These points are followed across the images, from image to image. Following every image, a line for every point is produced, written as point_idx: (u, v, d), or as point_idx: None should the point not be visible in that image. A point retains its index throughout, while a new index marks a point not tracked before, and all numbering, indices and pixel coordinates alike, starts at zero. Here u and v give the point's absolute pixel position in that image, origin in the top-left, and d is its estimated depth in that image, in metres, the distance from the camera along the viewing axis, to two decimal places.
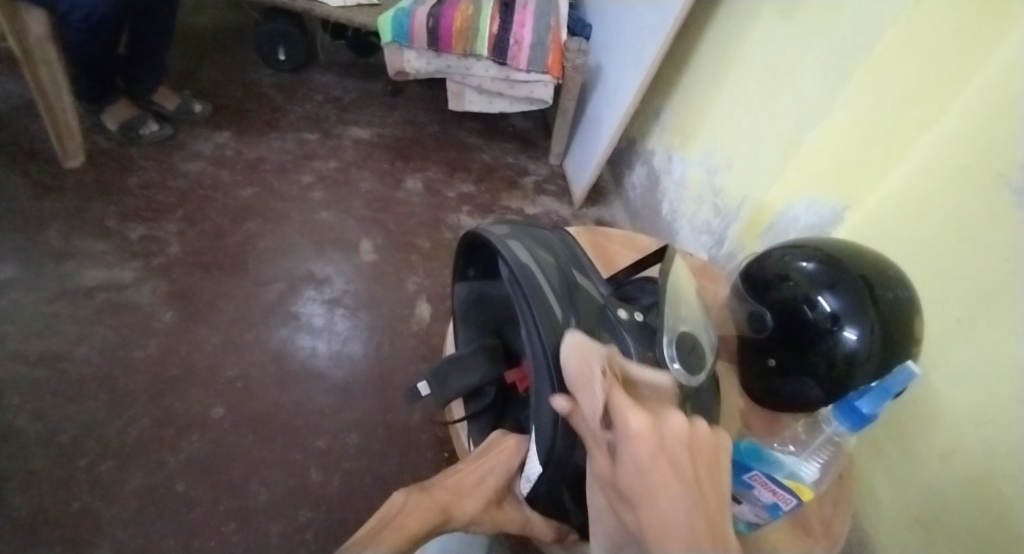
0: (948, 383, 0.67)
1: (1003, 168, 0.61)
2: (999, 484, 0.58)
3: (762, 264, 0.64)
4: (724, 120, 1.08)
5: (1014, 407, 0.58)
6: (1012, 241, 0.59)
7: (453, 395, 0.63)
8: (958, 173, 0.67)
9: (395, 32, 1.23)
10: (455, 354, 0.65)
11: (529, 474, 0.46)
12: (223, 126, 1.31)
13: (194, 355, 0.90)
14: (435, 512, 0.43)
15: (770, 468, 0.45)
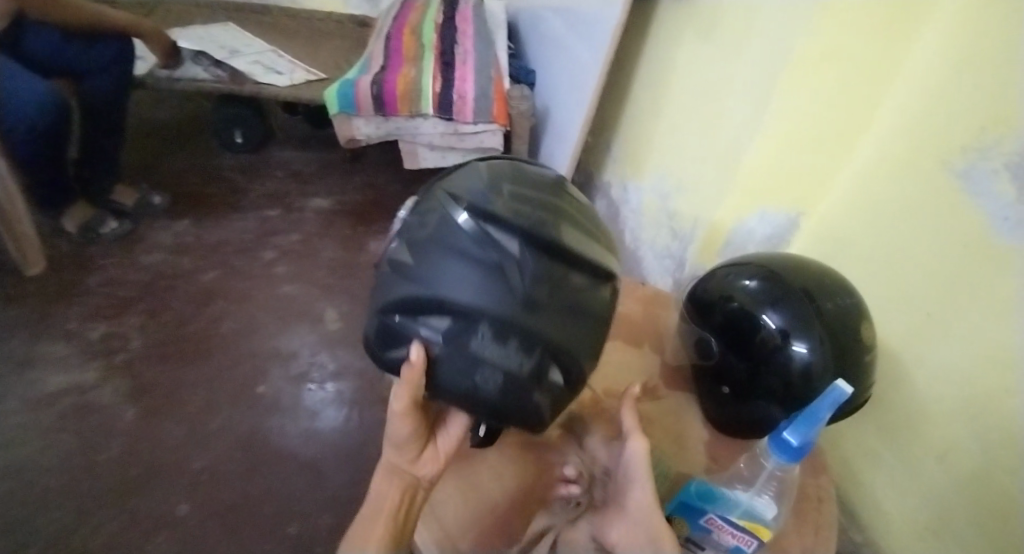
0: (933, 380, 0.66)
1: (948, 155, 0.62)
2: (1005, 482, 0.57)
3: (706, 285, 0.62)
4: (667, 145, 1.10)
5: (998, 395, 0.58)
6: (965, 228, 0.60)
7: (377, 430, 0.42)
8: (906, 168, 0.68)
9: (342, 103, 1.27)
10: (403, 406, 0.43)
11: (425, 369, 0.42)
12: (185, 213, 1.33)
13: (157, 452, 0.88)
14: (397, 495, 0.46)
15: (723, 508, 0.43)
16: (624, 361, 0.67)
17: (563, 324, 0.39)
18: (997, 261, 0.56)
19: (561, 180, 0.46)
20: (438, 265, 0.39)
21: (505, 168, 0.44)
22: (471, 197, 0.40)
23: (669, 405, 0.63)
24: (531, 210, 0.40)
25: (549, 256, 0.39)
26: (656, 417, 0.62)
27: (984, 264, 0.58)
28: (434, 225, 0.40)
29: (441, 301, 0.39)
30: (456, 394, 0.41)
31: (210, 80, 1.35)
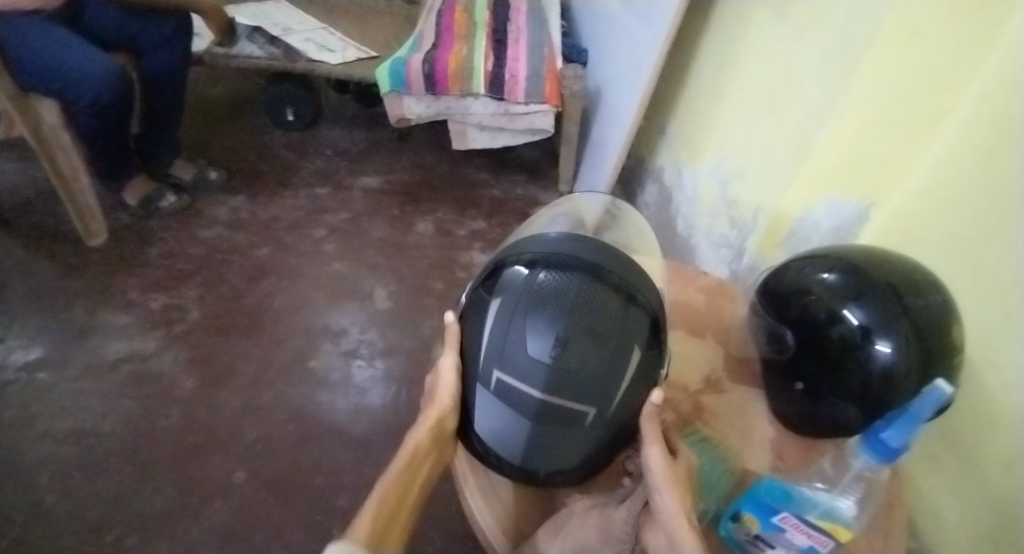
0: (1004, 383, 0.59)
1: None
2: None
3: (781, 277, 0.59)
4: (730, 128, 1.04)
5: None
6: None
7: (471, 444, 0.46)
8: (993, 156, 0.61)
9: (393, 81, 1.26)
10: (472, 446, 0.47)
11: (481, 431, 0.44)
12: (238, 190, 1.36)
13: (213, 421, 0.91)
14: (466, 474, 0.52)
15: (800, 508, 0.42)
16: (688, 351, 0.64)
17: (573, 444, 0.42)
18: None
19: (640, 326, 0.42)
20: (484, 413, 0.43)
21: (575, 331, 0.39)
22: (526, 378, 0.40)
23: (733, 399, 0.61)
24: (580, 414, 0.40)
25: (574, 460, 0.43)
26: (720, 410, 0.59)
27: None
28: (488, 375, 0.42)
29: (494, 394, 0.42)
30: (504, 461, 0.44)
31: (264, 57, 1.37)
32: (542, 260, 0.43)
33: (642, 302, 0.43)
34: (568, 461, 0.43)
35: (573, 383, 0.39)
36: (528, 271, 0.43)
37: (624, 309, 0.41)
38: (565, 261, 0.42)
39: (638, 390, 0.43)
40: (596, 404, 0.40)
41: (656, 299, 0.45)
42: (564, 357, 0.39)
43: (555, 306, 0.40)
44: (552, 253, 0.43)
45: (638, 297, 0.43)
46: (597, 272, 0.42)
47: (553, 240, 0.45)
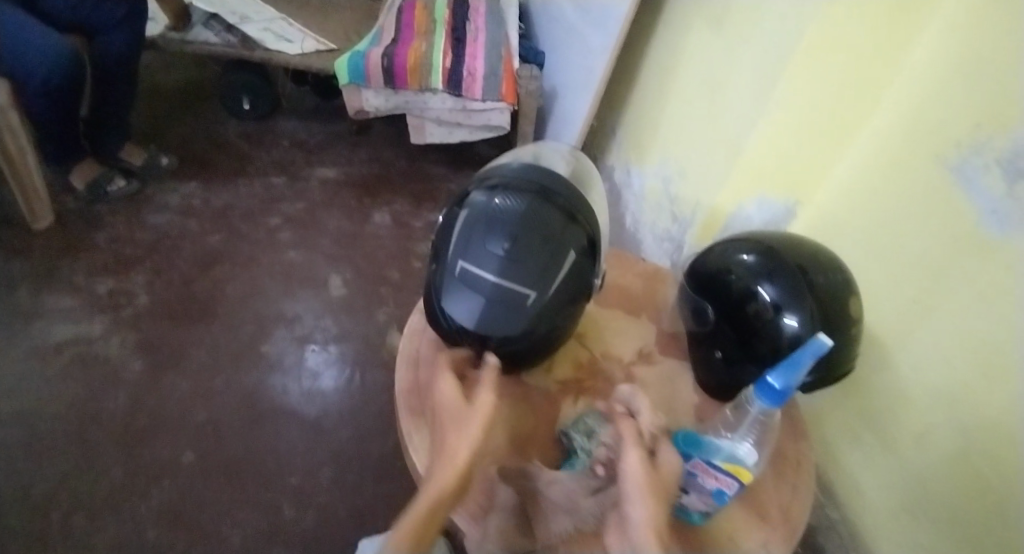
0: (913, 368, 0.75)
1: (940, 152, 0.67)
2: (981, 466, 0.65)
3: (707, 259, 0.65)
4: (672, 130, 1.11)
5: (977, 381, 0.65)
6: (959, 220, 0.65)
7: (440, 326, 0.54)
8: (904, 164, 0.73)
9: (352, 73, 1.28)
10: (440, 331, 0.55)
11: (447, 312, 0.52)
12: (191, 176, 1.35)
13: (163, 404, 0.92)
14: (414, 416, 0.55)
15: (707, 453, 0.48)
16: (623, 328, 0.70)
17: (527, 325, 0.51)
18: (986, 254, 0.63)
19: (577, 238, 0.53)
20: (451, 300, 0.52)
21: (524, 233, 0.51)
22: (481, 265, 0.51)
23: (663, 371, 0.66)
24: (523, 295, 0.50)
25: (521, 331, 0.51)
26: (651, 381, 0.65)
27: (982, 257, 0.63)
28: (453, 266, 0.52)
29: (458, 280, 0.51)
30: (466, 342, 0.53)
31: (220, 45, 1.37)
32: (502, 185, 0.54)
33: (581, 223, 0.55)
34: (517, 336, 0.51)
35: (520, 271, 0.50)
36: (490, 194, 0.54)
37: (564, 224, 0.53)
38: (520, 186, 0.54)
39: (573, 286, 0.53)
40: (535, 288, 0.50)
41: (594, 226, 0.57)
42: (513, 250, 0.50)
43: (510, 214, 0.52)
44: (512, 181, 0.54)
45: (579, 218, 0.55)
46: (544, 195, 0.53)
47: (517, 169, 0.57)
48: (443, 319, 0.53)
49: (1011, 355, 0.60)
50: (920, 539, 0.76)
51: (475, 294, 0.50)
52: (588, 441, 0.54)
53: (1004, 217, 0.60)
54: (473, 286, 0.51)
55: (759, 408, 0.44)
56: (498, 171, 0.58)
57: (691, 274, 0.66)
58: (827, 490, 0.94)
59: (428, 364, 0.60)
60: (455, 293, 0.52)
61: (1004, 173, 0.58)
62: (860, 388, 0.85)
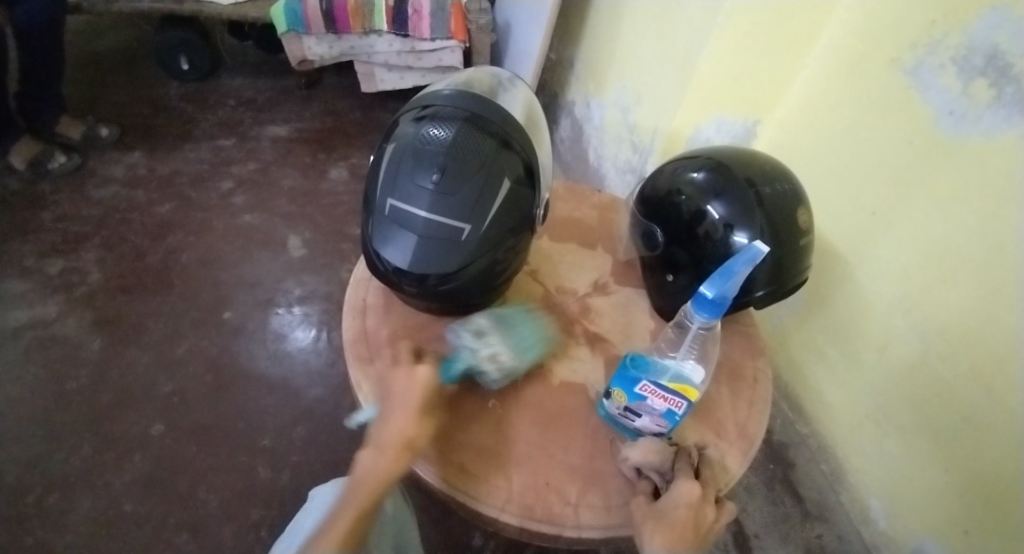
0: (872, 278, 0.75)
1: (898, 54, 0.65)
2: (941, 369, 0.67)
3: (657, 181, 0.63)
4: (627, 56, 1.06)
5: (934, 286, 0.66)
6: (916, 121, 0.64)
7: (378, 271, 0.52)
8: (861, 68, 0.71)
9: (289, 19, 1.20)
10: (378, 276, 0.52)
11: (382, 255, 0.50)
12: (135, 146, 1.28)
13: (127, 378, 0.90)
14: (362, 363, 0.54)
15: (655, 375, 0.47)
16: (577, 260, 0.68)
17: (466, 261, 0.49)
18: (940, 155, 0.62)
19: (513, 165, 0.51)
20: (385, 241, 0.49)
21: (454, 162, 0.48)
22: (411, 202, 0.48)
23: (619, 299, 0.65)
24: (457, 229, 0.48)
25: (458, 268, 0.49)
26: (607, 310, 0.64)
27: (939, 157, 0.62)
28: (383, 206, 0.50)
29: (390, 218, 0.49)
30: (403, 285, 0.51)
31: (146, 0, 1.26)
32: (431, 115, 0.52)
33: (516, 149, 0.52)
34: (454, 274, 0.49)
35: (452, 205, 0.48)
36: (419, 125, 0.51)
37: (498, 151, 0.50)
38: (449, 113, 0.51)
39: (511, 217, 0.51)
40: (471, 221, 0.48)
41: (531, 152, 0.54)
42: (443, 183, 0.48)
43: (439, 144, 0.49)
44: (442, 110, 0.52)
45: (513, 144, 0.52)
46: (474, 122, 0.51)
47: (448, 96, 0.53)
48: (379, 262, 0.51)
49: (968, 256, 0.61)
50: (885, 445, 0.78)
51: (409, 233, 0.48)
52: (476, 341, 0.50)
53: (960, 116, 0.59)
54: (406, 225, 0.48)
55: (699, 322, 0.44)
56: (427, 100, 0.54)
57: (642, 199, 0.64)
58: (794, 404, 0.96)
59: (375, 311, 0.58)
60: (388, 232, 0.49)
61: (960, 67, 0.57)
62: (822, 304, 0.85)
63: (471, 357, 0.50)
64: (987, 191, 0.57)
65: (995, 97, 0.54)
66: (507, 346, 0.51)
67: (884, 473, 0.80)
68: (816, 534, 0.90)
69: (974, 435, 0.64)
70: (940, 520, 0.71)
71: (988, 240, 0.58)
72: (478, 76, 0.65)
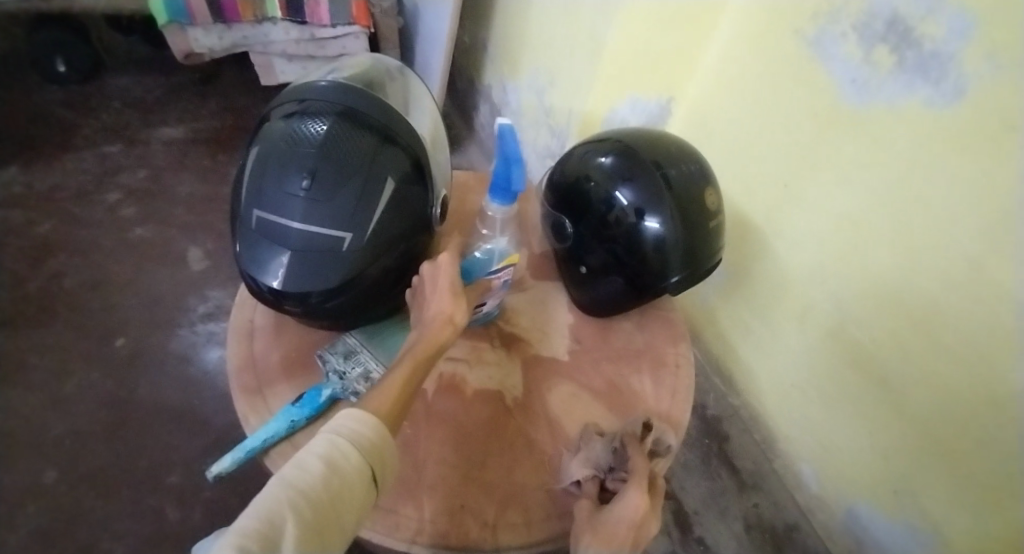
0: (788, 251, 0.76)
1: (799, 24, 0.65)
2: (857, 335, 0.69)
3: (566, 167, 0.60)
4: (538, 36, 1.02)
5: (846, 254, 0.67)
6: (819, 91, 0.64)
7: (253, 293, 0.46)
8: (764, 41, 0.70)
9: (169, 11, 1.08)
10: (255, 297, 0.46)
11: (255, 275, 0.44)
12: (3, 159, 1.13)
13: (7, 425, 0.80)
14: (250, 394, 0.48)
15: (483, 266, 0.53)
16: None
17: (352, 275, 0.44)
18: (845, 125, 0.62)
19: (398, 162, 0.46)
20: (256, 259, 0.43)
21: (327, 165, 0.43)
22: (281, 213, 0.42)
23: (535, 295, 0.62)
24: (338, 239, 0.43)
25: (343, 283, 0.44)
26: (522, 307, 0.61)
27: (845, 127, 0.62)
28: (251, 218, 0.44)
29: (260, 231, 0.43)
30: (285, 305, 0.45)
31: None
32: (301, 112, 0.46)
33: (401, 145, 0.47)
34: (340, 289, 0.44)
35: (328, 212, 0.42)
36: (286, 124, 0.45)
37: (379, 148, 0.45)
38: (321, 108, 0.46)
39: (400, 220, 0.47)
40: (352, 230, 0.43)
41: (419, 146, 0.50)
42: (316, 189, 0.42)
43: (309, 144, 0.43)
44: (312, 104, 0.46)
45: (398, 139, 0.47)
46: (349, 117, 0.45)
47: (321, 89, 0.48)
48: (254, 283, 0.45)
49: (876, 224, 0.62)
50: (811, 410, 0.81)
51: (282, 247, 0.43)
52: (344, 363, 0.49)
53: (862, 85, 0.59)
54: (278, 240, 0.43)
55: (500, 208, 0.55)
56: (298, 94, 0.48)
57: (552, 188, 0.61)
58: (726, 377, 0.97)
59: (264, 333, 0.53)
60: (260, 250, 0.43)
61: (860, 36, 0.57)
62: (744, 277, 0.86)
63: (338, 383, 0.48)
64: (892, 158, 0.58)
65: (895, 64, 0.54)
66: (378, 362, 0.49)
67: (811, 439, 0.82)
68: (753, 504, 0.92)
69: (892, 395, 0.66)
70: (865, 478, 0.75)
71: (896, 206, 0.59)
72: (359, 66, 0.59)
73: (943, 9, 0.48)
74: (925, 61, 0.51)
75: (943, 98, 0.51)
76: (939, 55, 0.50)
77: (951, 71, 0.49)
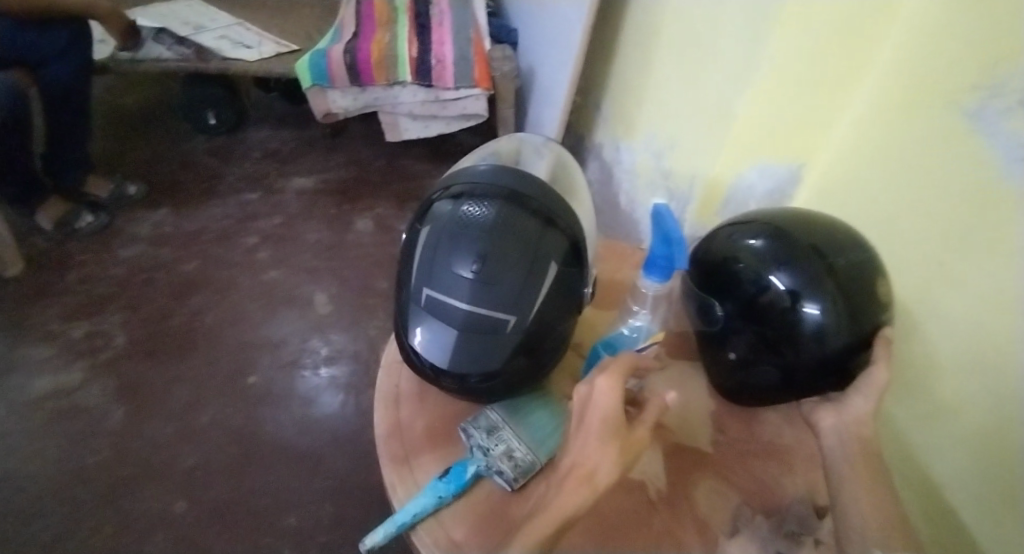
0: (928, 364, 0.60)
1: (958, 96, 0.56)
2: (992, 500, 0.50)
3: (709, 247, 0.57)
4: (658, 100, 1.03)
5: (999, 380, 0.50)
6: (980, 171, 0.53)
7: (413, 365, 0.47)
8: (913, 115, 0.63)
9: (314, 75, 1.20)
10: (412, 368, 0.48)
11: (419, 350, 0.45)
12: (162, 202, 1.28)
13: (150, 450, 0.87)
14: (398, 461, 0.49)
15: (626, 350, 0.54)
16: None
17: (512, 357, 0.44)
18: (1010, 211, 0.49)
19: (559, 244, 0.47)
20: (421, 334, 0.45)
21: (496, 248, 0.44)
22: (450, 292, 0.44)
23: (673, 375, 0.60)
24: (500, 320, 0.44)
25: (503, 364, 0.44)
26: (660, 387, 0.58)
27: (1010, 214, 0.49)
28: (419, 295, 0.45)
29: (428, 308, 0.45)
30: (442, 381, 0.46)
31: (173, 59, 1.27)
32: (468, 192, 0.47)
33: (561, 227, 0.48)
34: (498, 370, 0.45)
35: (495, 294, 0.43)
36: (454, 204, 0.47)
37: (542, 231, 0.46)
38: (487, 191, 0.47)
39: (558, 303, 0.46)
40: (516, 312, 0.44)
41: (576, 228, 0.50)
42: (485, 271, 0.43)
43: (480, 227, 0.45)
44: (478, 186, 0.48)
45: (558, 222, 0.48)
46: (515, 200, 0.46)
47: (484, 170, 0.50)
48: (415, 357, 0.46)
49: None
50: None
51: (450, 327, 0.44)
52: (488, 439, 0.48)
53: None
54: (447, 320, 0.44)
55: (651, 286, 0.53)
56: (463, 174, 0.51)
57: (694, 267, 0.58)
58: None
59: (410, 400, 0.54)
60: (425, 324, 0.45)
61: None
62: None
63: (483, 460, 0.48)
64: None
65: None
66: (522, 441, 0.48)
67: None
68: None
69: None
70: None
71: None
72: (507, 144, 0.62)
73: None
74: None
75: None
76: None
77: None
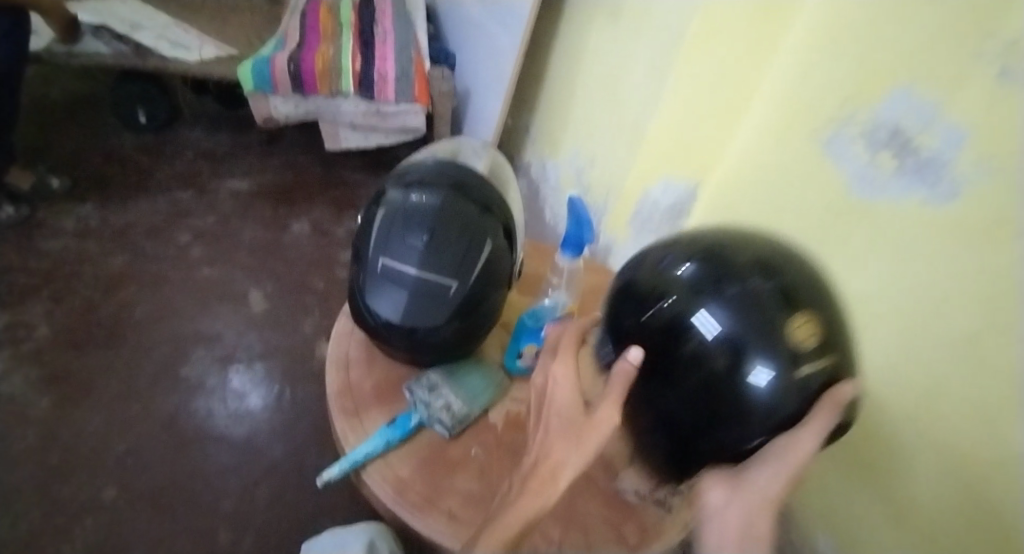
0: None
1: (815, 126, 0.67)
2: (872, 452, 0.61)
3: (638, 275, 0.47)
4: (581, 123, 1.17)
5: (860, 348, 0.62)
6: (831, 190, 0.65)
7: (368, 324, 0.55)
8: (782, 138, 0.73)
9: (256, 80, 1.24)
10: (367, 328, 0.55)
11: (374, 310, 0.53)
12: (85, 197, 1.25)
13: (77, 440, 0.86)
14: (347, 416, 0.56)
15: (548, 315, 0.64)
16: None
17: (454, 316, 0.53)
18: (856, 221, 0.61)
19: (494, 227, 0.56)
20: (376, 296, 0.53)
21: (442, 225, 0.53)
22: (402, 260, 0.52)
23: None
24: (445, 285, 0.52)
25: (447, 322, 0.53)
26: None
27: (861, 224, 0.61)
28: (375, 264, 0.53)
29: (383, 274, 0.53)
30: (393, 338, 0.54)
31: (110, 55, 1.28)
32: (418, 181, 0.57)
33: (496, 213, 0.58)
34: (442, 328, 0.53)
35: (440, 263, 0.52)
36: (406, 191, 0.56)
37: (480, 216, 0.56)
38: (435, 181, 0.56)
39: (493, 274, 0.56)
40: (457, 279, 0.53)
41: (508, 215, 0.60)
42: (432, 244, 0.52)
43: (429, 208, 0.54)
44: (427, 177, 0.57)
45: (493, 209, 0.58)
46: (458, 189, 0.56)
47: (432, 165, 0.59)
48: (370, 317, 0.54)
49: (892, 328, 0.57)
50: None
51: (402, 289, 0.52)
52: (429, 395, 0.55)
53: (869, 184, 0.59)
54: (400, 284, 0.52)
55: (566, 261, 0.66)
56: (413, 167, 0.59)
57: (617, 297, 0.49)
58: None
59: (359, 365, 0.60)
60: (380, 288, 0.53)
61: (867, 140, 0.59)
62: None
63: (424, 412, 0.55)
64: (902, 264, 0.55)
65: (897, 168, 0.54)
66: (458, 397, 0.56)
67: None
68: None
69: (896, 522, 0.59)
70: None
71: (908, 308, 0.55)
72: (449, 146, 0.71)
73: (939, 124, 0.49)
74: (924, 167, 0.51)
75: (939, 198, 0.50)
76: (934, 163, 0.50)
77: (946, 178, 0.49)
